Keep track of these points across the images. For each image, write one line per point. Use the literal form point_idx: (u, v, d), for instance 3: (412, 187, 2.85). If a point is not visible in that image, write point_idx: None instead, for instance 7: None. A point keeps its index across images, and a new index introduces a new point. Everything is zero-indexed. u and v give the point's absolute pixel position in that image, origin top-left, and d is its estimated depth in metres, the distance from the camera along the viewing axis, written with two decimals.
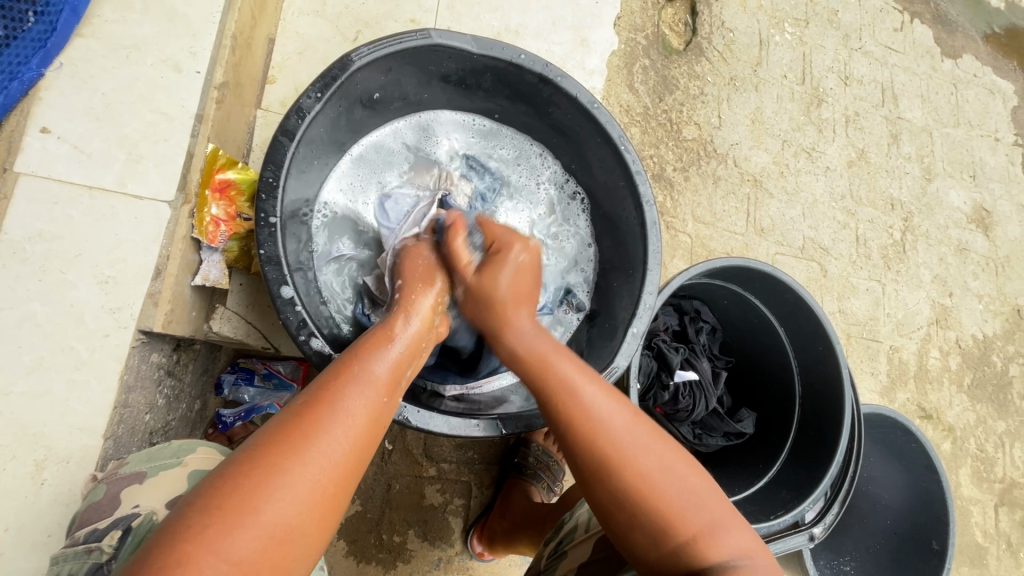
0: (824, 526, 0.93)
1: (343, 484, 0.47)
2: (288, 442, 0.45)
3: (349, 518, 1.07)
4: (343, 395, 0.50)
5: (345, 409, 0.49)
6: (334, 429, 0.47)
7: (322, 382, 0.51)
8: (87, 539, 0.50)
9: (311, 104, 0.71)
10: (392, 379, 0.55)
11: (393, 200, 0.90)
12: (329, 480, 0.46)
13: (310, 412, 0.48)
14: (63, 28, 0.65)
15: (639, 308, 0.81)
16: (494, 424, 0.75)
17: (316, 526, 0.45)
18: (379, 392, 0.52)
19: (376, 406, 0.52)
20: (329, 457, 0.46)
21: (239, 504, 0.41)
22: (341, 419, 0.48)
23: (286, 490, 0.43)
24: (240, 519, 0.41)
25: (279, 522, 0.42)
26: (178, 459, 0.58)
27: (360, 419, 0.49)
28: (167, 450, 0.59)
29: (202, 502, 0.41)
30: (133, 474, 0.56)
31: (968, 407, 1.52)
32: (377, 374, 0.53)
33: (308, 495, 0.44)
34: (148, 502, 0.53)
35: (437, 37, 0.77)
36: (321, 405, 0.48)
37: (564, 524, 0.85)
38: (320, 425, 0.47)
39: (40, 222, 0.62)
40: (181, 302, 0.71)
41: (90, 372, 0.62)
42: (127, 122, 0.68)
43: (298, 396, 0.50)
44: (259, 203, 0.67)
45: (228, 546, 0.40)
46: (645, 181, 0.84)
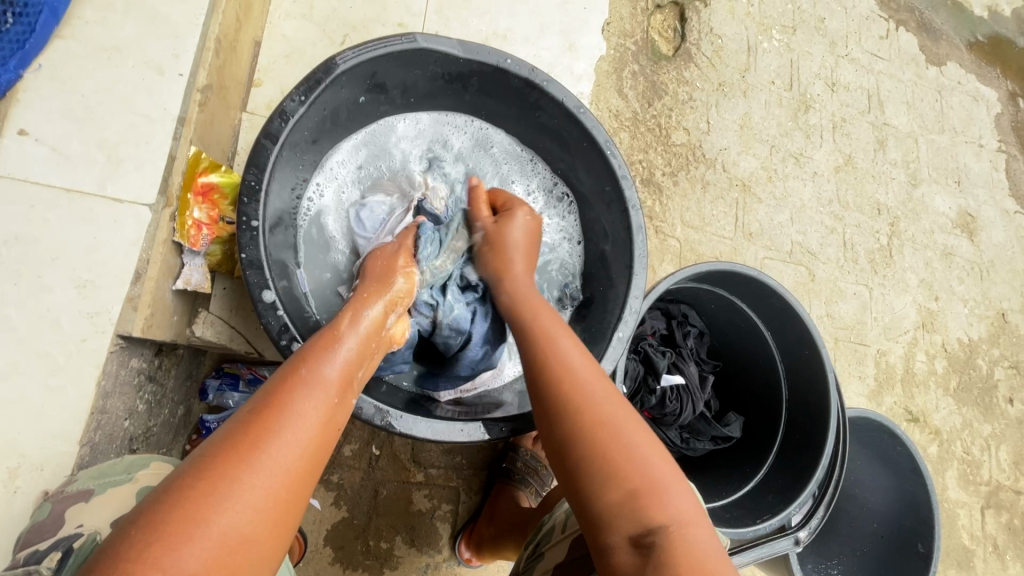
0: (810, 531, 0.94)
1: (297, 492, 0.47)
2: (236, 450, 0.45)
3: (335, 525, 1.05)
4: (294, 399, 0.50)
5: (299, 413, 0.49)
6: (285, 435, 0.47)
7: (271, 389, 0.51)
8: (26, 561, 0.48)
9: (294, 107, 0.71)
10: (344, 380, 0.55)
11: (367, 208, 0.87)
12: (281, 488, 0.46)
13: (259, 420, 0.47)
14: (42, 29, 0.64)
15: (625, 312, 0.81)
16: (479, 429, 0.74)
17: (270, 534, 0.45)
18: (330, 394, 0.53)
19: (328, 410, 0.52)
20: (280, 463, 0.46)
21: (185, 519, 0.41)
22: (292, 425, 0.48)
23: (236, 500, 0.43)
24: (188, 532, 0.40)
25: (233, 535, 0.42)
26: (128, 475, 0.58)
27: (312, 424, 0.50)
28: (117, 467, 0.60)
29: (148, 518, 0.41)
30: (81, 492, 0.56)
31: (954, 410, 1.53)
32: (329, 376, 0.54)
33: (259, 503, 0.44)
34: (92, 522, 0.53)
35: (422, 41, 0.77)
36: (271, 412, 0.48)
37: (542, 525, 0.84)
38: (270, 432, 0.47)
39: (16, 226, 0.61)
40: (161, 306, 0.70)
41: (66, 378, 0.61)
42: (107, 125, 0.67)
43: (246, 404, 0.49)
44: (241, 206, 0.67)
45: (177, 562, 0.39)
46: (630, 186, 0.85)
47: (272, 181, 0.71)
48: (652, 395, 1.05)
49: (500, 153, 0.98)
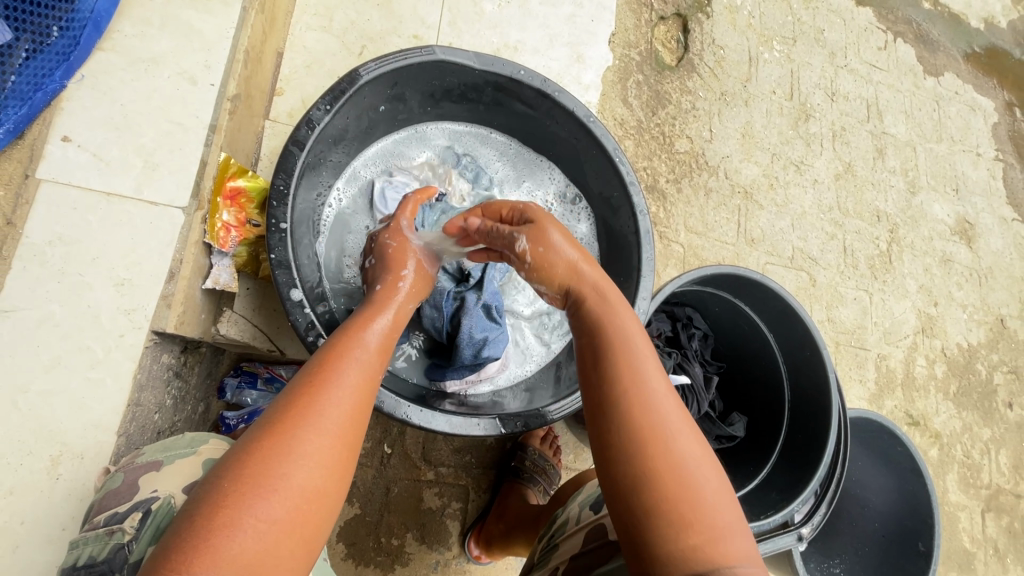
0: (812, 527, 0.96)
1: (355, 448, 0.51)
2: (297, 410, 0.48)
3: (348, 521, 1.08)
4: (343, 365, 0.53)
5: (348, 378, 0.52)
6: (338, 395, 0.51)
7: (321, 358, 0.54)
8: (109, 522, 0.52)
9: (320, 116, 0.75)
10: (383, 349, 0.59)
11: (392, 187, 0.93)
12: (342, 443, 0.49)
13: (314, 383, 0.51)
14: (86, 42, 0.68)
15: (634, 313, 0.85)
16: (494, 424, 0.77)
17: (338, 484, 0.48)
18: (374, 361, 0.56)
19: (373, 375, 0.56)
20: (338, 420, 0.49)
21: (264, 472, 0.44)
22: (344, 387, 0.52)
23: (306, 453, 0.46)
24: (268, 483, 0.44)
25: (308, 485, 0.46)
26: (193, 449, 0.60)
27: (361, 386, 0.53)
28: (181, 441, 0.61)
29: (230, 474, 0.44)
30: (151, 462, 0.58)
31: (954, 414, 1.56)
32: (371, 347, 0.57)
33: (326, 456, 0.47)
34: (166, 487, 0.55)
35: (441, 54, 0.81)
36: (325, 375, 0.52)
37: (556, 517, 0.87)
38: (325, 393, 0.50)
39: (60, 227, 0.65)
40: (192, 304, 0.74)
41: (104, 371, 0.64)
42: (144, 132, 0.71)
43: (299, 371, 0.53)
44: (270, 209, 0.70)
45: (264, 509, 0.43)
46: (638, 192, 0.88)
47: (298, 186, 0.75)
48: None
49: (512, 159, 1.02)
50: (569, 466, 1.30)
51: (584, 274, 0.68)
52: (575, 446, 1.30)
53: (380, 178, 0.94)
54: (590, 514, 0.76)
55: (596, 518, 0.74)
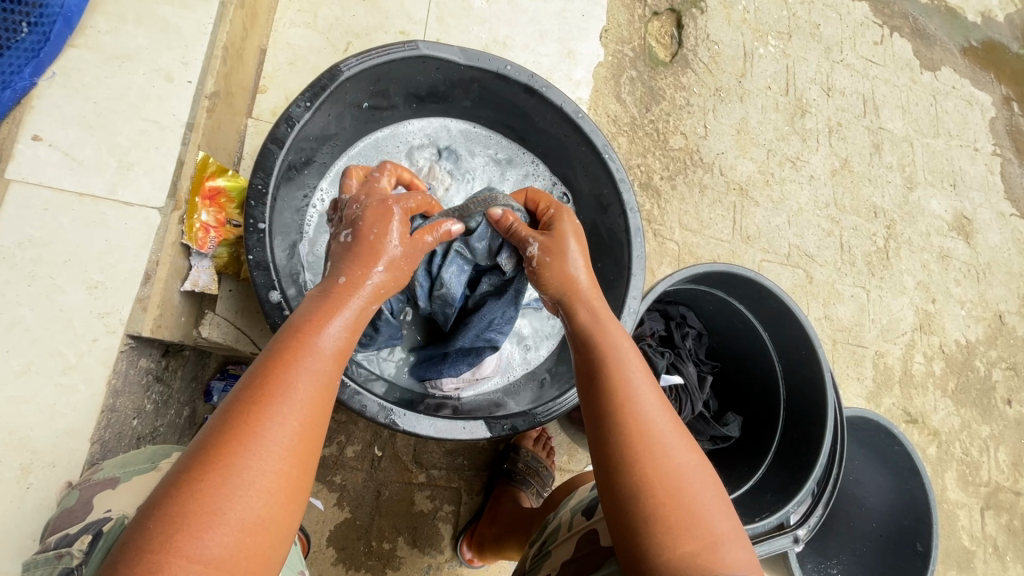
0: (808, 529, 0.94)
1: (306, 467, 0.47)
2: (237, 437, 0.44)
3: (338, 526, 1.06)
4: (291, 378, 0.49)
5: (295, 393, 0.48)
6: (284, 417, 0.47)
7: (264, 368, 0.49)
8: (57, 544, 0.50)
9: (300, 113, 0.73)
10: (340, 351, 0.54)
11: None
12: (289, 468, 0.46)
13: (256, 401, 0.46)
14: (57, 38, 0.66)
15: (624, 313, 0.83)
16: (481, 426, 0.76)
17: (285, 511, 0.45)
18: (328, 368, 0.52)
19: (326, 385, 0.51)
20: (282, 444, 0.46)
21: (198, 509, 0.41)
22: (290, 404, 0.47)
23: (246, 486, 0.43)
24: (204, 521, 0.41)
25: (249, 517, 0.43)
26: (152, 463, 0.58)
27: (311, 400, 0.49)
28: (141, 455, 0.60)
29: (161, 511, 0.41)
30: (107, 480, 0.57)
31: (953, 412, 1.54)
32: (324, 350, 0.52)
33: (271, 485, 0.44)
34: (119, 506, 0.53)
35: (424, 49, 0.79)
36: (268, 392, 0.47)
37: (547, 523, 0.86)
38: (268, 414, 0.46)
39: (30, 228, 0.63)
40: (170, 307, 0.72)
41: (78, 376, 0.63)
42: (118, 131, 0.69)
43: (240, 385, 0.48)
44: (248, 209, 0.68)
45: (197, 549, 0.40)
46: (628, 190, 0.87)
47: (277, 185, 0.73)
48: None
49: (500, 157, 1.00)
50: (563, 468, 1.28)
51: (583, 293, 0.69)
52: (568, 447, 1.28)
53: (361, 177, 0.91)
54: (580, 519, 0.75)
55: (588, 522, 0.72)
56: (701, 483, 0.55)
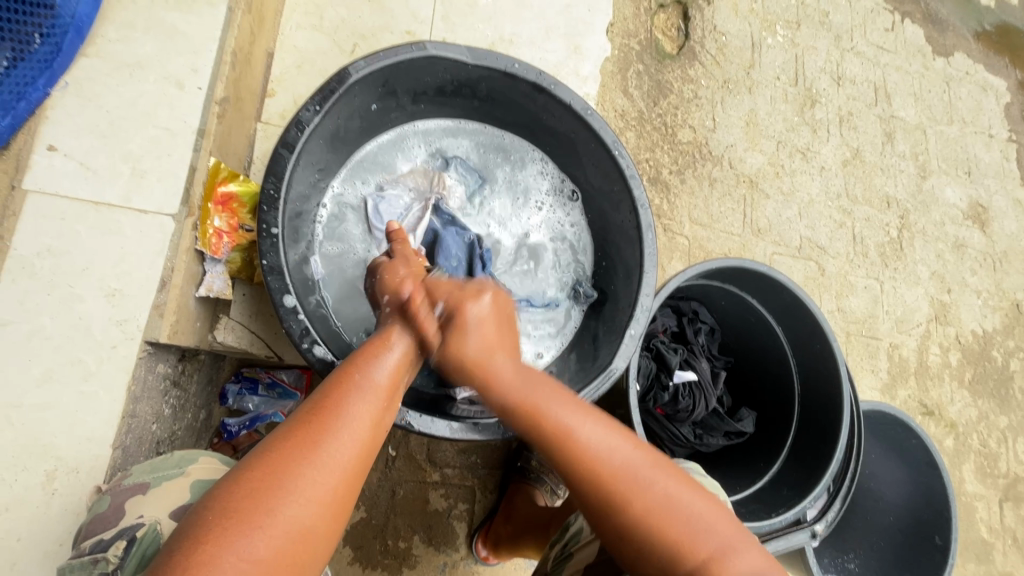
0: (825, 523, 0.95)
1: (352, 486, 0.50)
2: (297, 447, 0.48)
3: (354, 525, 1.07)
4: (349, 401, 0.53)
5: (352, 415, 0.52)
6: (341, 436, 0.51)
7: (326, 391, 0.54)
8: (93, 550, 0.51)
9: (310, 117, 0.73)
10: (392, 386, 0.58)
11: (386, 201, 0.92)
12: (338, 484, 0.49)
13: (317, 419, 0.51)
14: (68, 48, 0.67)
15: (637, 310, 0.83)
16: (495, 427, 0.76)
17: (328, 525, 0.48)
18: (381, 398, 0.56)
19: (378, 411, 0.55)
20: (337, 460, 0.49)
21: (253, 511, 0.44)
22: (348, 426, 0.52)
23: (299, 491, 0.46)
24: (255, 521, 0.44)
25: (295, 526, 0.45)
26: (181, 469, 0.59)
27: (365, 425, 0.53)
28: (170, 459, 0.60)
29: (220, 504, 0.44)
30: (138, 485, 0.57)
31: (969, 403, 1.52)
32: (378, 380, 0.57)
33: (318, 497, 0.47)
34: (151, 513, 0.54)
35: (432, 49, 0.79)
36: (329, 410, 0.52)
37: (569, 525, 0.85)
38: (328, 430, 0.50)
39: (47, 238, 0.64)
40: (185, 313, 0.72)
41: (98, 384, 0.63)
42: (131, 139, 0.69)
43: (304, 405, 0.53)
44: (261, 214, 0.69)
45: (247, 549, 0.43)
46: (639, 185, 0.86)
47: (289, 190, 0.74)
48: (665, 392, 1.06)
49: (509, 155, 1.00)
50: None
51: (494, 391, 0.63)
52: None
53: (372, 195, 0.92)
54: None
55: None
56: (687, 501, 0.58)
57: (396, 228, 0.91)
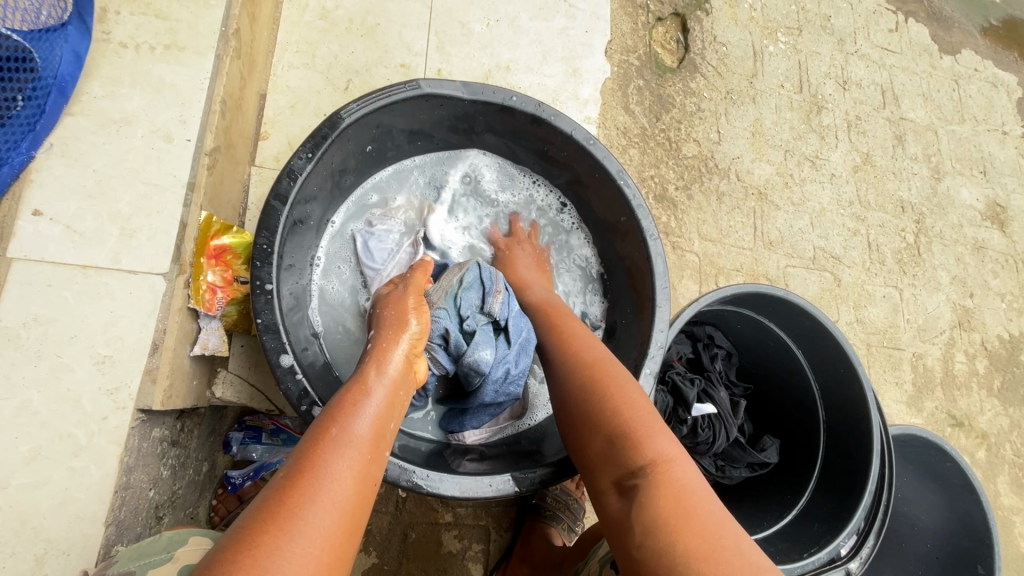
0: (862, 561, 0.87)
1: (339, 557, 0.45)
2: (273, 519, 0.43)
3: (366, 572, 1.03)
4: (326, 461, 0.48)
5: (332, 476, 0.47)
6: (322, 498, 0.46)
7: (303, 451, 0.49)
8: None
9: (302, 165, 0.70)
10: (375, 437, 0.53)
11: (376, 238, 0.88)
12: (323, 556, 0.43)
13: (295, 486, 0.46)
14: (52, 109, 0.65)
15: (651, 347, 0.78)
16: (508, 482, 0.71)
17: None
18: (363, 453, 0.51)
19: (364, 468, 0.50)
20: (321, 529, 0.44)
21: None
22: (328, 486, 0.47)
23: (278, 572, 0.41)
24: None
25: None
26: (168, 554, 0.57)
27: (347, 486, 0.48)
28: (157, 543, 0.58)
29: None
30: (122, 575, 0.53)
31: (1000, 412, 1.46)
32: (359, 433, 0.52)
33: (304, 569, 0.42)
34: None
35: (426, 87, 0.77)
36: (306, 475, 0.47)
37: (579, 572, 0.84)
38: (307, 497, 0.45)
39: (34, 306, 0.61)
40: (180, 374, 0.70)
41: (89, 458, 0.60)
42: (119, 198, 0.67)
43: (280, 470, 0.48)
44: (254, 270, 0.66)
45: None
46: (647, 216, 0.82)
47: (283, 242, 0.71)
48: (683, 426, 1.01)
49: (510, 186, 0.97)
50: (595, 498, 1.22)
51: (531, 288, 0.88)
52: None
53: (361, 230, 0.89)
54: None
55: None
56: (629, 390, 0.66)
57: (387, 265, 0.86)
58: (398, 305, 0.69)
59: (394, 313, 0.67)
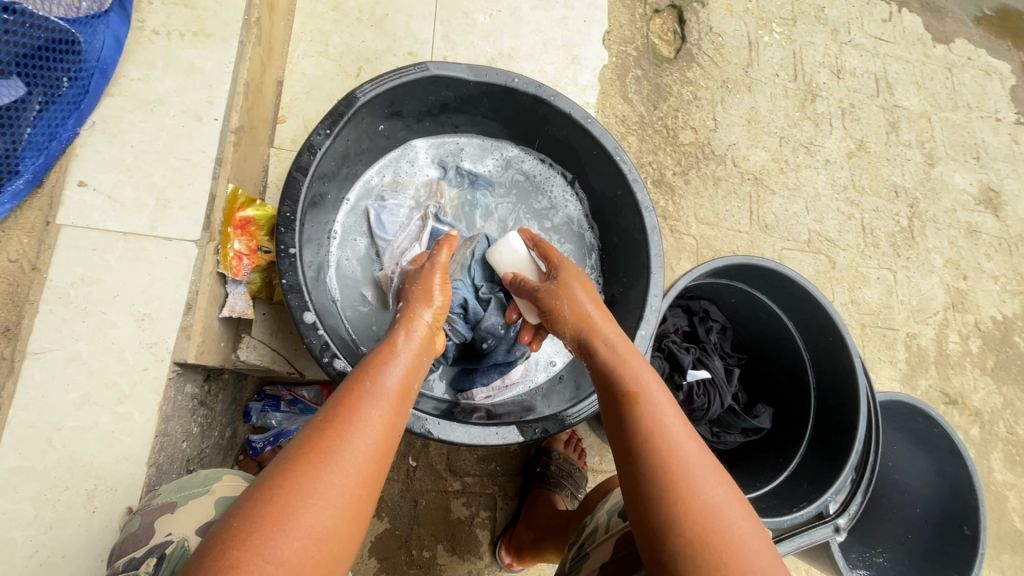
0: (849, 517, 0.92)
1: (368, 487, 0.50)
2: (314, 453, 0.49)
3: (380, 536, 1.09)
4: (360, 410, 0.53)
5: (362, 422, 0.52)
6: (355, 439, 0.51)
7: (337, 399, 0.54)
8: (125, 569, 0.53)
9: (321, 140, 0.76)
10: (402, 390, 0.58)
11: (388, 211, 0.94)
12: (354, 487, 0.49)
13: (330, 426, 0.51)
14: (94, 90, 0.71)
15: (645, 311, 0.84)
16: (512, 431, 0.77)
17: (348, 528, 0.48)
18: (391, 403, 0.55)
19: (390, 417, 0.55)
20: (353, 465, 0.49)
21: (275, 516, 0.45)
22: (359, 430, 0.51)
23: (318, 495, 0.46)
24: (278, 523, 0.44)
25: (318, 526, 0.46)
26: (206, 487, 0.61)
27: (377, 429, 0.53)
28: (195, 479, 0.62)
29: (246, 511, 0.45)
30: (166, 504, 0.59)
31: (993, 390, 1.50)
32: (389, 386, 0.57)
33: (339, 497, 0.48)
34: (179, 530, 0.57)
35: (434, 69, 0.82)
36: (340, 418, 0.51)
37: (586, 526, 0.87)
38: (341, 435, 0.50)
39: (80, 268, 0.67)
40: (210, 334, 0.75)
41: (132, 406, 0.66)
42: (154, 171, 0.73)
43: (317, 415, 0.53)
44: (279, 236, 0.72)
45: (272, 550, 0.43)
46: (642, 188, 0.87)
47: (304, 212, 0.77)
48: (679, 392, 1.07)
49: (513, 165, 1.02)
50: (595, 469, 1.28)
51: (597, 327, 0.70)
52: (600, 448, 1.28)
53: (374, 204, 0.94)
54: (619, 521, 0.75)
55: (626, 524, 0.73)
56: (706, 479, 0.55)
57: (399, 237, 0.92)
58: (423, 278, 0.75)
59: (419, 287, 0.72)
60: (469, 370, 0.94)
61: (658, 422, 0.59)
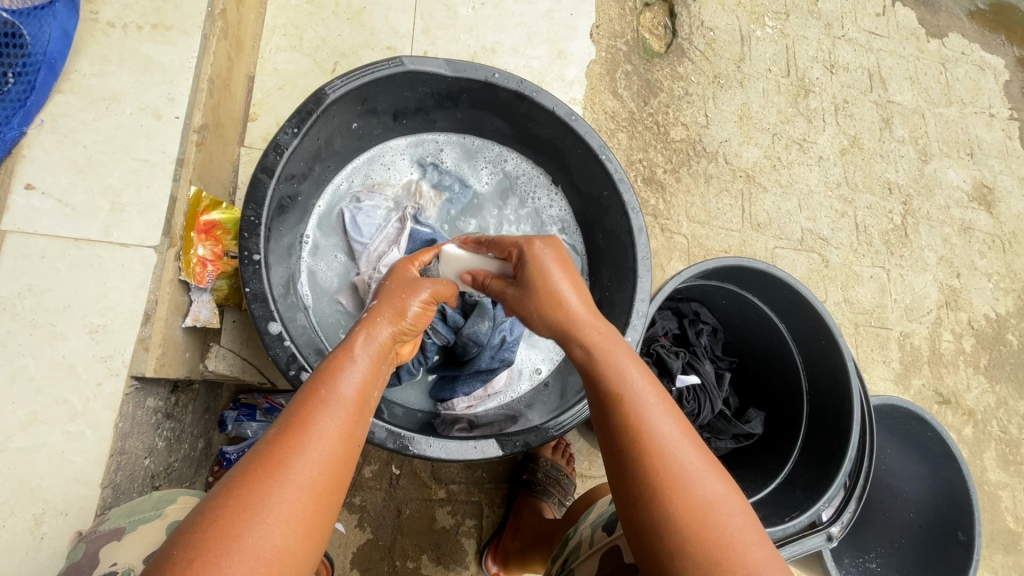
0: (842, 526, 0.89)
1: (325, 503, 0.46)
2: (262, 470, 0.44)
3: (362, 547, 1.06)
4: (315, 420, 0.48)
5: (319, 433, 0.47)
6: (309, 452, 0.46)
7: (293, 409, 0.49)
8: None
9: (288, 140, 0.72)
10: (362, 396, 0.53)
11: (364, 213, 0.90)
12: (309, 502, 0.45)
13: (283, 439, 0.46)
14: (42, 86, 0.66)
15: (633, 316, 0.80)
16: (492, 445, 0.73)
17: (303, 550, 0.44)
18: (351, 410, 0.51)
19: (350, 425, 0.50)
20: (306, 479, 0.45)
21: (219, 540, 0.40)
22: (315, 440, 0.47)
23: (268, 515, 0.42)
24: (224, 549, 0.40)
25: (269, 548, 0.41)
26: (157, 512, 0.59)
27: (335, 439, 0.48)
28: (146, 502, 0.60)
29: (188, 538, 0.40)
30: (113, 530, 0.56)
31: (987, 389, 1.48)
32: (348, 392, 0.52)
33: (291, 515, 0.43)
34: (125, 560, 0.53)
35: (409, 64, 0.78)
36: (294, 430, 0.47)
37: (569, 538, 0.84)
38: (295, 447, 0.46)
39: (27, 277, 0.63)
40: (172, 344, 0.71)
41: (84, 423, 0.62)
42: (110, 173, 0.69)
43: (271, 427, 0.48)
44: (242, 241, 0.67)
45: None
46: (628, 189, 0.84)
47: (271, 215, 0.73)
48: None
49: (495, 164, 0.99)
50: (585, 474, 1.24)
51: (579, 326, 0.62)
52: (589, 453, 1.23)
53: (348, 206, 0.91)
54: (602, 535, 0.72)
55: (610, 539, 0.69)
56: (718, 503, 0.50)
57: (374, 239, 0.88)
58: (398, 278, 0.70)
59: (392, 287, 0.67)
60: (451, 375, 0.89)
61: (658, 436, 0.52)
